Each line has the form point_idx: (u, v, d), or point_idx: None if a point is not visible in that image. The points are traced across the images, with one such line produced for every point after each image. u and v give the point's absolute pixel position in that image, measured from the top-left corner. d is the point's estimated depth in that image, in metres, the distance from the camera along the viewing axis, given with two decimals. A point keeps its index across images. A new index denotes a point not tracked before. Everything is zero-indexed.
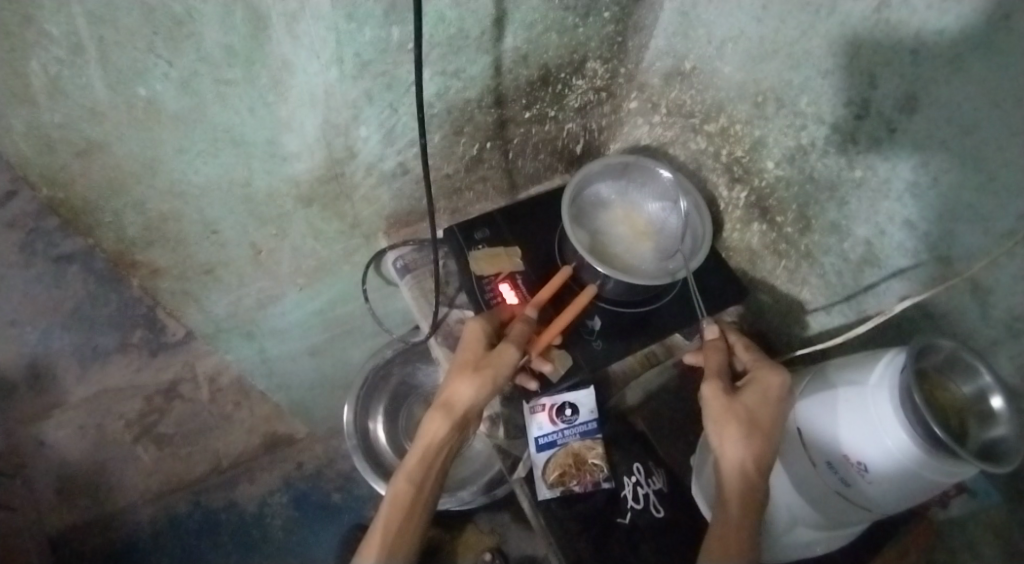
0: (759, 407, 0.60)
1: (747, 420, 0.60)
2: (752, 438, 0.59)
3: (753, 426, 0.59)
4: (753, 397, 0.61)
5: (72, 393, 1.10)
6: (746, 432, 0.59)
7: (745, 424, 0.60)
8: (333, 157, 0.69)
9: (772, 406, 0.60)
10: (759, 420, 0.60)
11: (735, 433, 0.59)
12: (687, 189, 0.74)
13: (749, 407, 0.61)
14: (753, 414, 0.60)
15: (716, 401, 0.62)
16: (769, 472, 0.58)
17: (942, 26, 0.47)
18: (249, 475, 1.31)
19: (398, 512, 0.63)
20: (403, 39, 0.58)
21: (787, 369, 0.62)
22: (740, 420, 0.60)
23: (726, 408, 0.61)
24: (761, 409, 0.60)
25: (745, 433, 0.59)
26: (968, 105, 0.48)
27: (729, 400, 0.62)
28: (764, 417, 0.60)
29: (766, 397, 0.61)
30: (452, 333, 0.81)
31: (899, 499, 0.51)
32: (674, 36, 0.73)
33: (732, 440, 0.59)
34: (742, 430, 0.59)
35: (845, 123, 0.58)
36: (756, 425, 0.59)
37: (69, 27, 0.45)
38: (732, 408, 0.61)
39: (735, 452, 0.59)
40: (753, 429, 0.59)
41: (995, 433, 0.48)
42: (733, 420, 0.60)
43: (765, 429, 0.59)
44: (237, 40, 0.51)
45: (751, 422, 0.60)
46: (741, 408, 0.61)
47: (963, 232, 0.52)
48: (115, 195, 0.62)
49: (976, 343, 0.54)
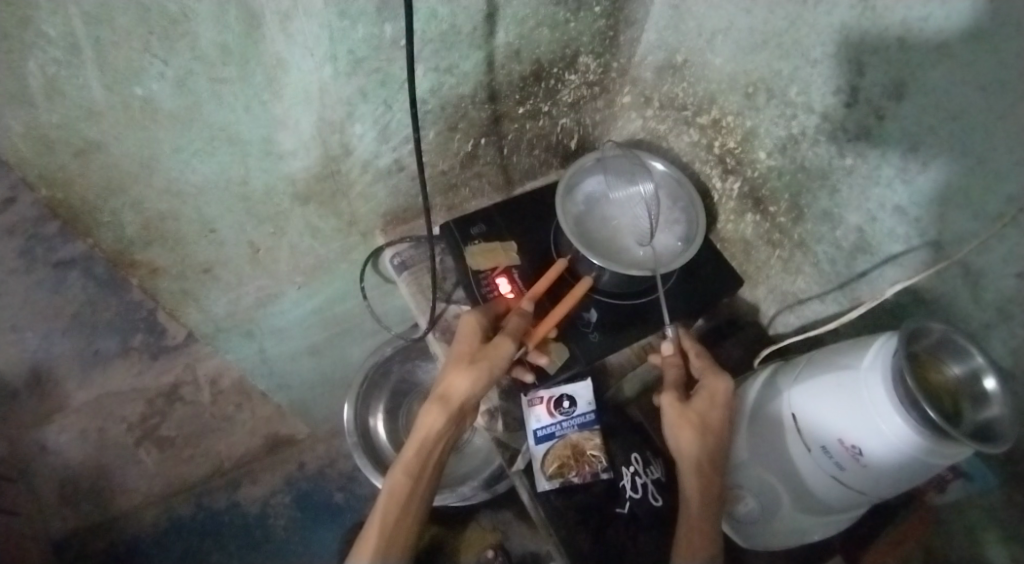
0: (709, 411, 0.63)
1: (701, 424, 0.62)
2: (706, 440, 0.62)
3: (706, 430, 0.62)
4: (703, 401, 0.64)
5: (74, 396, 1.09)
6: (700, 435, 0.62)
7: (700, 427, 0.62)
8: (329, 155, 0.70)
9: (722, 410, 0.63)
10: (710, 422, 0.63)
11: (691, 436, 0.62)
12: (684, 183, 0.75)
13: (701, 413, 0.63)
14: (705, 418, 0.63)
15: (671, 409, 0.64)
16: (719, 468, 0.61)
17: (927, 13, 0.48)
18: (251, 476, 1.32)
19: (395, 504, 0.63)
20: (396, 36, 0.59)
21: (730, 375, 0.65)
22: (694, 425, 0.62)
23: (682, 415, 0.63)
24: (710, 412, 0.63)
25: (700, 435, 0.62)
26: (954, 91, 0.48)
27: (682, 408, 0.64)
28: (716, 421, 0.63)
29: (715, 402, 0.64)
30: (449, 327, 0.81)
31: (893, 479, 0.52)
32: (666, 29, 0.74)
33: (688, 443, 0.62)
34: (697, 434, 0.62)
35: (836, 112, 0.59)
36: (709, 428, 0.62)
37: (66, 28, 0.45)
38: (687, 415, 0.63)
39: (696, 454, 0.61)
40: (706, 431, 0.62)
41: (989, 414, 0.48)
42: (689, 426, 0.62)
43: (715, 431, 0.62)
44: (231, 38, 0.51)
45: (704, 427, 0.62)
46: (694, 415, 0.63)
47: (953, 217, 0.52)
48: (113, 194, 0.62)
49: (970, 327, 0.55)
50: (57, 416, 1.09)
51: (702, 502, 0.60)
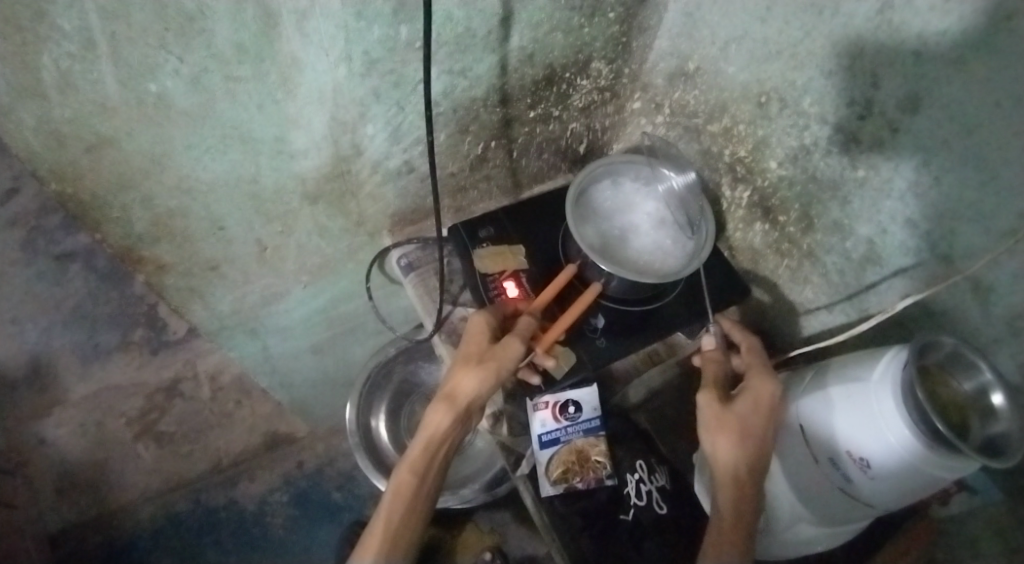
0: (751, 415, 0.60)
1: (740, 429, 0.60)
2: (744, 446, 0.59)
3: (744, 435, 0.59)
4: (746, 404, 0.61)
5: (74, 390, 1.14)
6: (738, 440, 0.59)
7: (738, 432, 0.59)
8: (340, 155, 0.70)
9: (765, 415, 0.60)
10: (751, 428, 0.60)
11: (728, 440, 0.59)
12: (693, 190, 0.75)
13: (742, 417, 0.60)
14: (746, 422, 0.60)
15: (709, 409, 0.62)
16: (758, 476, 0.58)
17: (944, 27, 0.48)
18: (249, 474, 1.30)
19: (400, 501, 0.63)
20: (411, 38, 0.59)
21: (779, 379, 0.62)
22: (733, 429, 0.60)
23: (721, 417, 0.61)
24: (753, 417, 0.60)
25: (737, 440, 0.59)
26: (969, 106, 0.48)
27: (722, 410, 0.61)
28: (757, 425, 0.60)
29: (759, 405, 0.61)
30: (455, 330, 0.81)
31: (899, 493, 0.52)
32: (679, 37, 0.74)
33: (724, 448, 0.59)
34: (735, 438, 0.59)
35: (848, 123, 0.59)
36: (749, 433, 0.60)
37: (82, 23, 0.45)
38: (725, 418, 0.60)
39: (734, 460, 0.58)
40: (745, 437, 0.59)
41: (996, 429, 0.48)
42: (728, 430, 0.60)
43: (756, 436, 0.59)
44: (247, 37, 0.51)
45: (744, 431, 0.60)
46: (733, 418, 0.60)
47: (965, 232, 0.52)
48: (123, 190, 0.62)
49: (978, 341, 0.55)
50: (55, 409, 1.14)
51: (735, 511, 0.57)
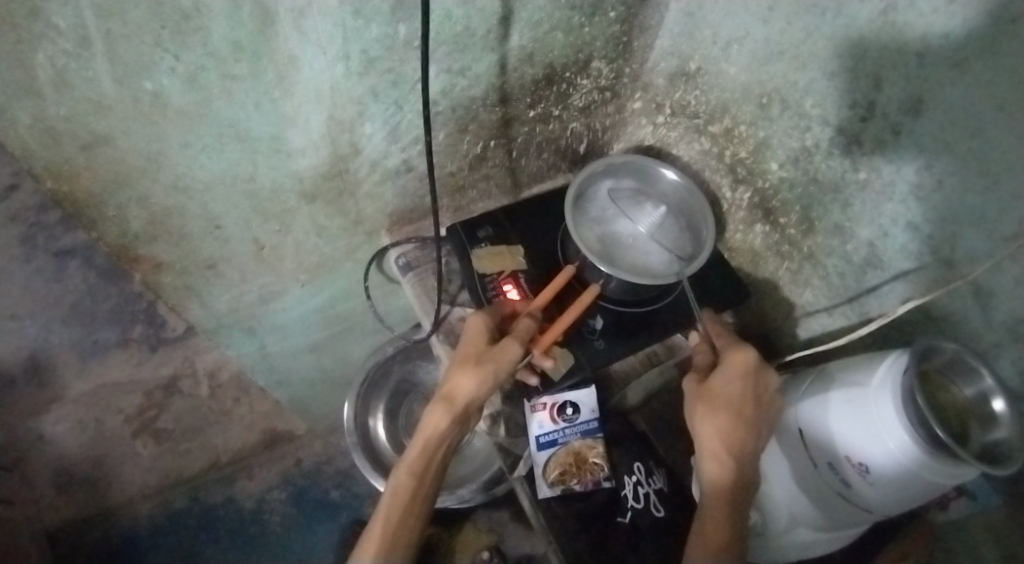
0: (727, 385, 0.60)
1: (714, 398, 0.60)
2: (719, 414, 0.58)
3: (720, 404, 0.59)
4: (719, 375, 0.61)
5: (72, 387, 1.14)
6: (712, 409, 0.59)
7: (712, 402, 0.59)
8: (338, 154, 0.70)
9: (740, 381, 0.60)
10: (727, 396, 0.59)
11: (705, 412, 0.59)
12: (694, 192, 0.75)
13: (717, 387, 0.60)
14: (723, 393, 0.60)
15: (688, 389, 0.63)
16: (740, 445, 0.57)
17: (948, 30, 0.47)
18: (247, 471, 1.30)
19: (399, 503, 0.62)
20: (410, 37, 0.58)
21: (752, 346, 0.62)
22: (707, 400, 0.60)
23: (697, 392, 0.61)
24: (728, 385, 0.60)
25: (712, 409, 0.59)
26: (972, 109, 0.48)
27: (698, 386, 0.62)
28: (734, 393, 0.59)
29: (735, 374, 0.60)
30: (453, 331, 0.81)
31: (899, 499, 0.51)
32: (680, 36, 0.73)
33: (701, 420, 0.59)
34: (713, 408, 0.59)
35: (850, 125, 0.58)
36: (725, 401, 0.59)
37: (77, 20, 0.45)
38: (699, 392, 0.61)
39: (711, 431, 0.58)
40: (723, 405, 0.59)
41: (996, 436, 0.48)
42: (702, 402, 0.60)
43: (733, 403, 0.59)
44: (244, 35, 0.51)
45: (719, 399, 0.59)
46: (708, 389, 0.61)
47: (966, 236, 0.52)
48: (118, 188, 0.62)
49: (978, 346, 0.54)
50: (54, 406, 1.14)
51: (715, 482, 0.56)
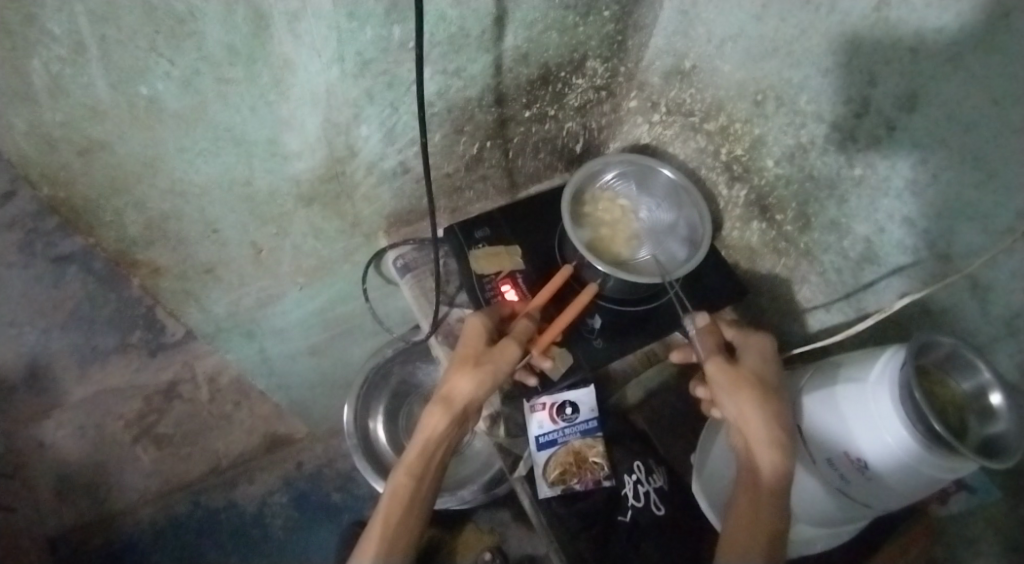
0: (762, 368, 0.61)
1: (757, 381, 0.59)
2: (767, 396, 0.58)
3: (763, 387, 0.59)
4: (752, 361, 0.62)
5: (72, 393, 1.14)
6: (760, 390, 0.58)
7: (756, 383, 0.59)
8: (335, 156, 0.70)
9: (772, 368, 0.61)
10: (765, 380, 0.60)
11: (751, 393, 0.58)
12: (690, 191, 0.74)
13: (754, 371, 0.60)
14: (759, 374, 0.60)
15: (722, 371, 0.61)
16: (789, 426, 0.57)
17: (942, 24, 0.47)
18: (248, 475, 1.30)
19: (398, 503, 0.63)
20: (404, 38, 0.59)
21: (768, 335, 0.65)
22: (751, 382, 0.59)
23: (736, 374, 0.60)
24: (763, 370, 0.61)
25: (760, 391, 0.58)
26: (967, 104, 0.48)
27: (733, 368, 0.61)
28: (769, 377, 0.60)
29: (765, 360, 0.62)
30: (452, 332, 0.81)
31: (898, 494, 0.51)
32: (674, 35, 0.73)
33: (747, 399, 0.58)
34: (756, 387, 0.59)
35: (845, 121, 0.58)
36: (766, 384, 0.59)
37: (71, 26, 0.45)
38: (740, 374, 0.60)
39: (763, 410, 0.57)
40: (765, 387, 0.59)
41: (995, 429, 0.48)
42: (746, 384, 0.59)
43: (772, 387, 0.59)
44: (239, 39, 0.51)
45: (761, 382, 0.59)
46: (747, 372, 0.60)
47: (963, 230, 0.52)
48: (116, 194, 0.62)
49: (976, 340, 0.54)
50: (53, 412, 1.14)
51: (774, 452, 0.55)
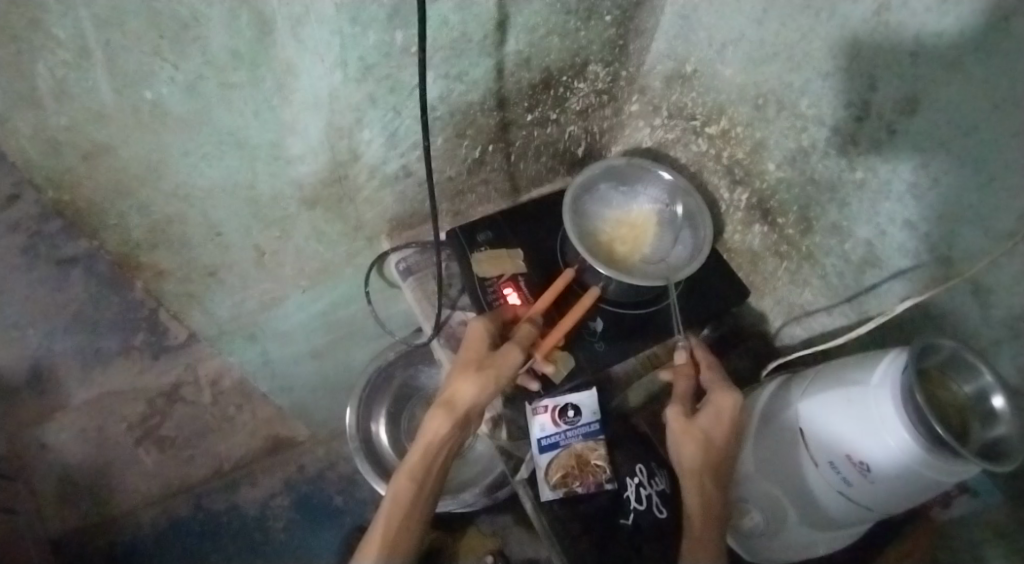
0: (715, 428, 0.63)
1: (704, 440, 0.63)
2: (709, 455, 0.62)
3: (709, 446, 0.63)
4: (709, 418, 0.63)
5: (74, 396, 1.13)
6: (704, 449, 0.62)
7: (703, 442, 0.63)
8: (337, 160, 0.70)
9: (728, 426, 0.63)
10: (714, 439, 0.63)
11: (693, 451, 0.63)
12: (690, 194, 0.75)
13: (707, 429, 0.63)
14: (710, 435, 0.63)
15: (676, 423, 0.65)
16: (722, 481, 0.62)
17: (941, 28, 0.47)
18: (251, 477, 1.30)
19: (398, 509, 0.63)
20: (406, 43, 0.59)
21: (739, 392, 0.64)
22: (698, 440, 0.63)
23: (687, 429, 0.64)
24: (717, 429, 0.63)
25: (703, 450, 0.62)
26: (968, 108, 0.48)
27: (687, 424, 0.64)
28: (722, 435, 0.63)
29: (722, 417, 0.63)
30: (454, 334, 0.81)
31: (899, 497, 0.51)
32: (675, 39, 0.74)
33: (688, 458, 0.63)
34: (701, 448, 0.62)
35: (845, 125, 0.59)
36: (714, 444, 0.63)
37: (76, 30, 0.45)
38: (691, 430, 0.63)
39: (699, 468, 0.62)
40: (710, 447, 0.62)
41: (996, 432, 0.48)
42: (692, 441, 0.63)
43: (719, 448, 0.63)
44: (242, 43, 0.51)
45: (709, 442, 0.63)
46: (698, 430, 0.63)
47: (964, 233, 0.52)
48: (120, 197, 0.62)
49: (977, 343, 0.54)
50: (56, 415, 1.13)
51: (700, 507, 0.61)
